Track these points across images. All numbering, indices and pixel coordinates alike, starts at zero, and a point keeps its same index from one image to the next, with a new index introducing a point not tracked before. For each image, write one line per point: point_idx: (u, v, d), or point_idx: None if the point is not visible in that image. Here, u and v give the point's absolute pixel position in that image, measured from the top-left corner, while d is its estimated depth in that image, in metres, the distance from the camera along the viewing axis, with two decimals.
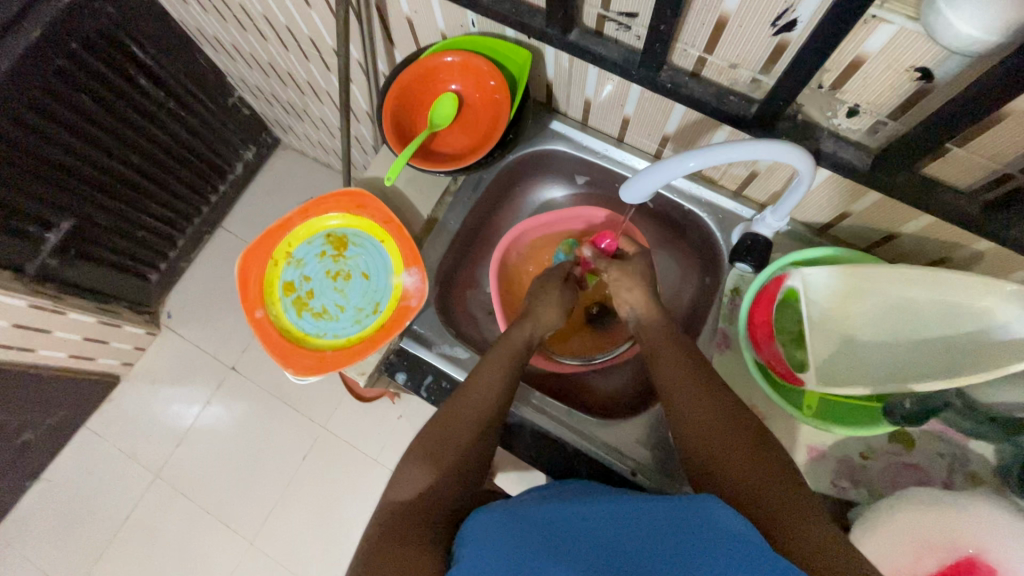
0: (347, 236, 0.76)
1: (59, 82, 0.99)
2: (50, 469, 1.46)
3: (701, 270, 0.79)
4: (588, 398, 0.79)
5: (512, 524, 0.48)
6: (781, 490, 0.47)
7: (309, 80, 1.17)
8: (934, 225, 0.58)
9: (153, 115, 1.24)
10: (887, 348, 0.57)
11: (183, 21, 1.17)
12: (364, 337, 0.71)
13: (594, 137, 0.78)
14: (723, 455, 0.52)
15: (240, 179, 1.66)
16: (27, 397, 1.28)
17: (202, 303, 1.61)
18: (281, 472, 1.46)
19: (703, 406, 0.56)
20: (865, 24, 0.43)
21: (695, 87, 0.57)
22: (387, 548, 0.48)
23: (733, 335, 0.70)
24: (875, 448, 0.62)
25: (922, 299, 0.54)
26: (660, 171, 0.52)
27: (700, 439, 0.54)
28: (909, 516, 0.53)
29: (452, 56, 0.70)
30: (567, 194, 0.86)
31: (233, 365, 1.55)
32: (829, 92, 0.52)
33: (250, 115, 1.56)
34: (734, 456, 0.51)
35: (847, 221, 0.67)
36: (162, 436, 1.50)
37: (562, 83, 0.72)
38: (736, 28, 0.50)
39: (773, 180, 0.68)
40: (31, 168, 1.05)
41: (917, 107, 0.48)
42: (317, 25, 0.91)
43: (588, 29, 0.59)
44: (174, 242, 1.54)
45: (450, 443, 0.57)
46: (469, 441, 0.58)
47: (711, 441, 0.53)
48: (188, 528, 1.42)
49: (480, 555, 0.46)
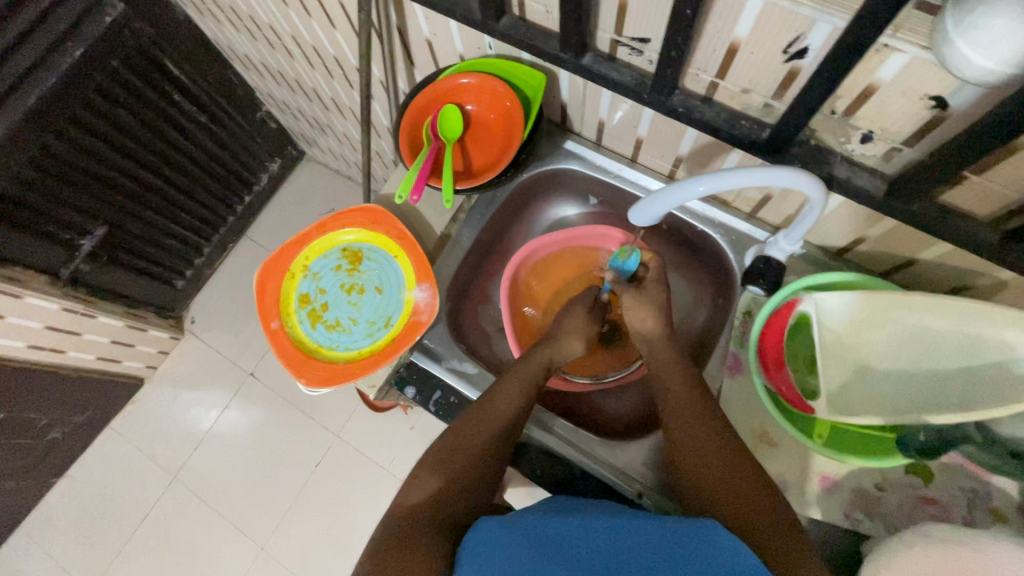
0: (362, 250, 0.78)
1: (98, 97, 1.04)
2: (73, 467, 1.50)
3: (715, 291, 0.78)
4: (598, 417, 0.79)
5: (511, 529, 0.49)
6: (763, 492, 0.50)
7: (333, 96, 1.21)
8: (953, 253, 0.57)
9: (185, 129, 1.29)
10: (902, 377, 0.56)
11: (216, 40, 1.23)
12: (375, 350, 0.72)
13: (607, 157, 0.78)
14: (725, 486, 0.52)
15: (265, 190, 1.71)
16: (55, 396, 1.32)
17: (225, 309, 1.66)
18: (295, 478, 1.48)
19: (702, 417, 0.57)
20: (877, 53, 0.43)
21: (706, 111, 0.57)
22: (392, 549, 0.49)
23: (744, 359, 0.68)
24: (891, 479, 0.60)
25: (942, 329, 0.52)
26: (668, 196, 0.53)
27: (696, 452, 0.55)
28: (921, 553, 0.51)
29: (467, 78, 0.71)
30: (580, 213, 0.87)
31: (252, 371, 1.59)
32: (841, 117, 0.52)
33: (278, 128, 1.61)
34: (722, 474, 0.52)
35: (864, 246, 0.66)
36: (182, 439, 1.53)
37: (576, 103, 0.73)
38: (748, 54, 0.50)
39: (786, 204, 0.68)
40: (69, 178, 1.09)
41: (933, 135, 0.48)
42: (342, 45, 0.95)
43: (601, 53, 0.60)
44: (200, 250, 1.60)
45: (466, 442, 0.59)
46: (490, 432, 0.60)
47: (711, 464, 0.53)
48: (203, 531, 1.45)
49: (468, 556, 0.47)
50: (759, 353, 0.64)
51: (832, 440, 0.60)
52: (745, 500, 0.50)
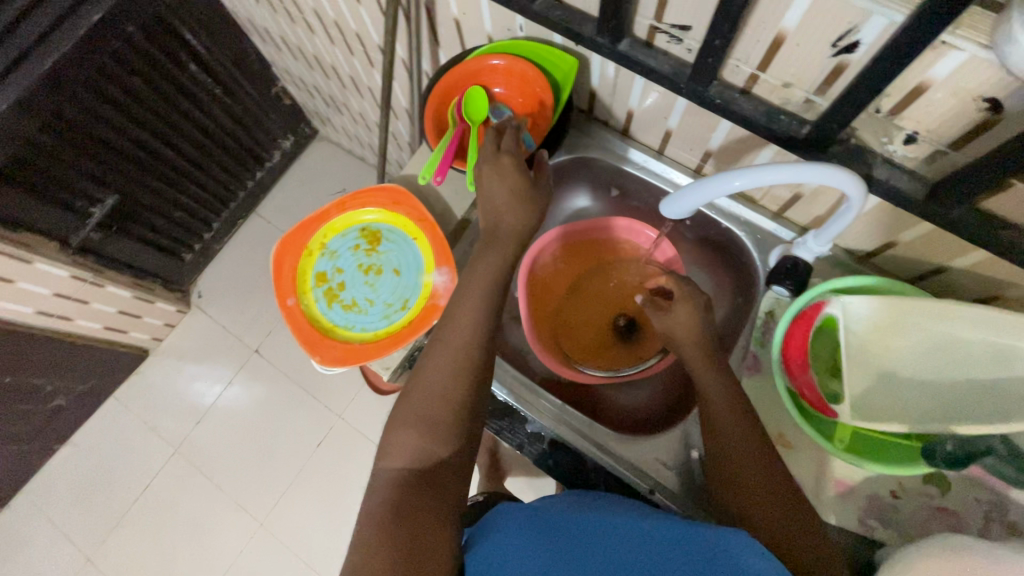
0: (381, 231, 0.77)
1: (114, 64, 1.02)
2: (76, 435, 1.51)
3: (735, 289, 0.77)
4: (611, 411, 0.78)
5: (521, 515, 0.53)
6: (790, 504, 0.50)
7: (352, 74, 1.20)
8: (989, 262, 0.56)
9: (199, 101, 1.28)
10: (928, 386, 0.55)
11: (235, 11, 1.21)
12: (391, 332, 0.72)
13: (634, 148, 0.77)
14: (750, 496, 0.51)
15: (276, 167, 1.70)
16: (60, 363, 1.32)
17: (232, 285, 1.65)
18: (296, 456, 1.48)
19: (731, 422, 0.55)
20: (933, 50, 0.41)
21: (744, 104, 0.56)
22: (384, 525, 0.46)
23: (764, 359, 0.67)
24: (908, 488, 0.60)
25: (971, 338, 0.52)
26: (701, 189, 0.53)
27: (724, 457, 0.54)
28: (938, 562, 0.50)
29: (498, 59, 0.70)
30: (601, 204, 0.85)
31: (257, 348, 1.59)
32: (887, 117, 0.50)
33: (292, 105, 1.60)
34: (750, 486, 0.52)
35: (893, 251, 0.65)
36: (185, 412, 1.53)
37: (606, 92, 0.72)
38: (794, 46, 0.49)
39: (817, 204, 0.66)
40: (83, 145, 1.08)
41: (981, 139, 0.46)
42: (365, 21, 0.93)
43: (638, 39, 0.59)
44: (209, 224, 1.58)
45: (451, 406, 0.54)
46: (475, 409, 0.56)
47: (745, 477, 0.52)
48: (203, 504, 1.46)
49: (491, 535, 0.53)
50: (781, 355, 0.63)
51: (853, 445, 0.60)
52: (774, 518, 0.49)
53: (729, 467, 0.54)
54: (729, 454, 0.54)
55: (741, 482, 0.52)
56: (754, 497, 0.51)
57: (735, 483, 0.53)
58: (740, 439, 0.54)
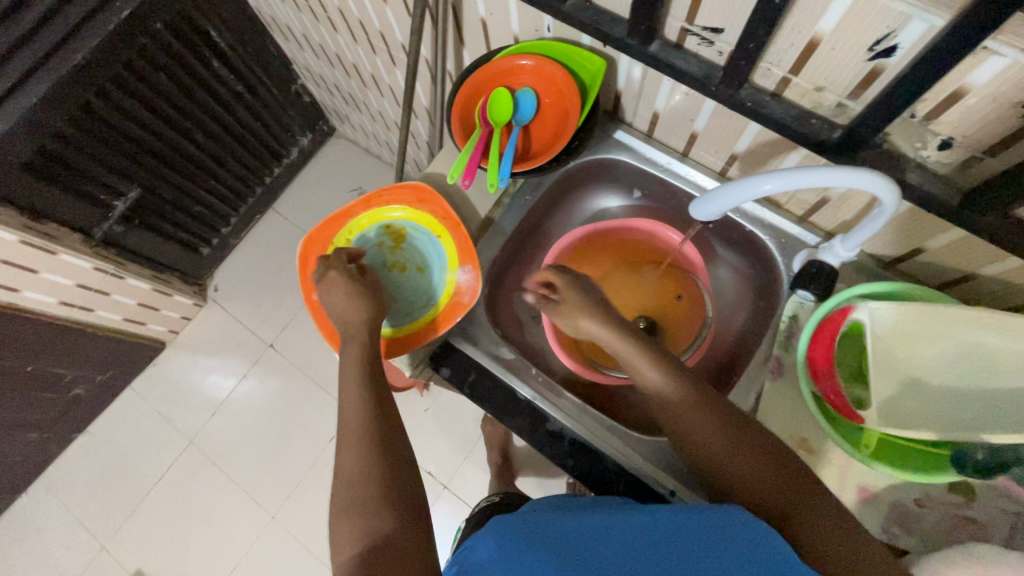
0: (406, 228, 0.77)
1: (140, 59, 1.03)
2: (93, 425, 1.53)
3: (757, 293, 0.77)
4: (630, 413, 0.78)
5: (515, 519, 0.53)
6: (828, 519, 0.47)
7: (373, 73, 1.21)
8: (1020, 270, 0.55)
9: (221, 97, 1.29)
10: (954, 394, 0.54)
11: (259, 9, 1.22)
12: (414, 328, 0.73)
13: (658, 150, 0.77)
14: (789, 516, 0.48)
15: (294, 164, 1.71)
16: (80, 354, 1.34)
17: (248, 280, 1.67)
18: (309, 451, 1.50)
19: (745, 450, 0.52)
20: (974, 55, 0.41)
21: (775, 107, 0.55)
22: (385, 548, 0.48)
23: (787, 363, 0.67)
24: (932, 496, 0.59)
25: (998, 345, 0.52)
26: (732, 192, 0.52)
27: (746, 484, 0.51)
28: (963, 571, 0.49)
29: (526, 59, 0.70)
30: (622, 205, 0.86)
31: (272, 343, 1.60)
32: (922, 122, 0.50)
33: (310, 103, 1.61)
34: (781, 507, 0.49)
35: (921, 257, 0.64)
36: (199, 404, 1.55)
37: (632, 93, 0.72)
38: (829, 50, 0.48)
39: (844, 209, 0.66)
40: (110, 140, 1.10)
41: (1018, 145, 0.46)
42: (390, 21, 0.94)
43: (669, 42, 0.59)
44: (227, 219, 1.60)
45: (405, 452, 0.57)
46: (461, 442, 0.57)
47: (773, 500, 0.49)
48: (216, 496, 1.47)
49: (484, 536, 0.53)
50: (807, 360, 0.63)
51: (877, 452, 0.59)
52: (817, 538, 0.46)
53: (752, 493, 0.50)
54: (751, 477, 0.51)
55: (769, 506, 0.49)
56: (794, 520, 0.48)
57: (762, 507, 0.50)
58: (754, 462, 0.51)
